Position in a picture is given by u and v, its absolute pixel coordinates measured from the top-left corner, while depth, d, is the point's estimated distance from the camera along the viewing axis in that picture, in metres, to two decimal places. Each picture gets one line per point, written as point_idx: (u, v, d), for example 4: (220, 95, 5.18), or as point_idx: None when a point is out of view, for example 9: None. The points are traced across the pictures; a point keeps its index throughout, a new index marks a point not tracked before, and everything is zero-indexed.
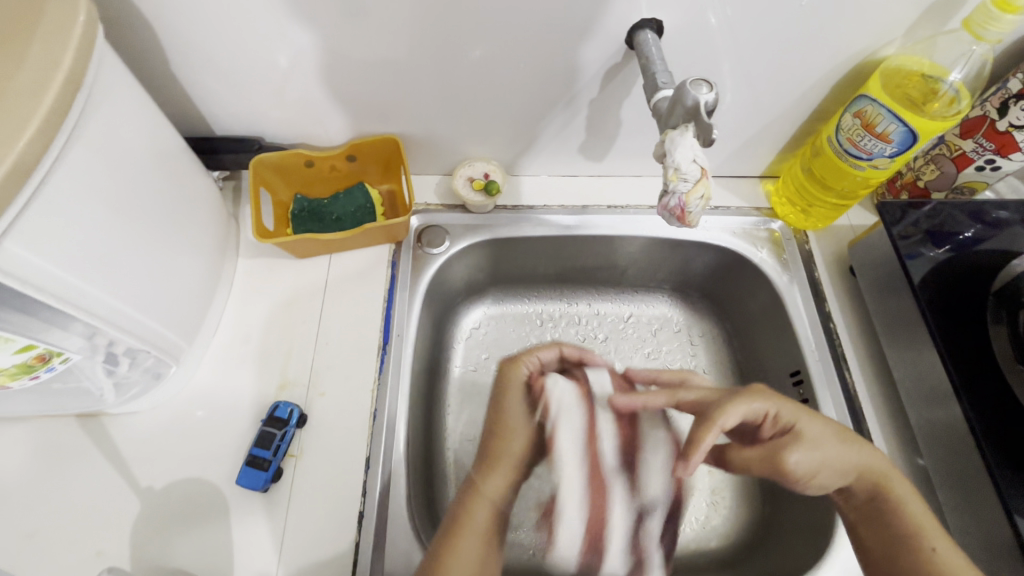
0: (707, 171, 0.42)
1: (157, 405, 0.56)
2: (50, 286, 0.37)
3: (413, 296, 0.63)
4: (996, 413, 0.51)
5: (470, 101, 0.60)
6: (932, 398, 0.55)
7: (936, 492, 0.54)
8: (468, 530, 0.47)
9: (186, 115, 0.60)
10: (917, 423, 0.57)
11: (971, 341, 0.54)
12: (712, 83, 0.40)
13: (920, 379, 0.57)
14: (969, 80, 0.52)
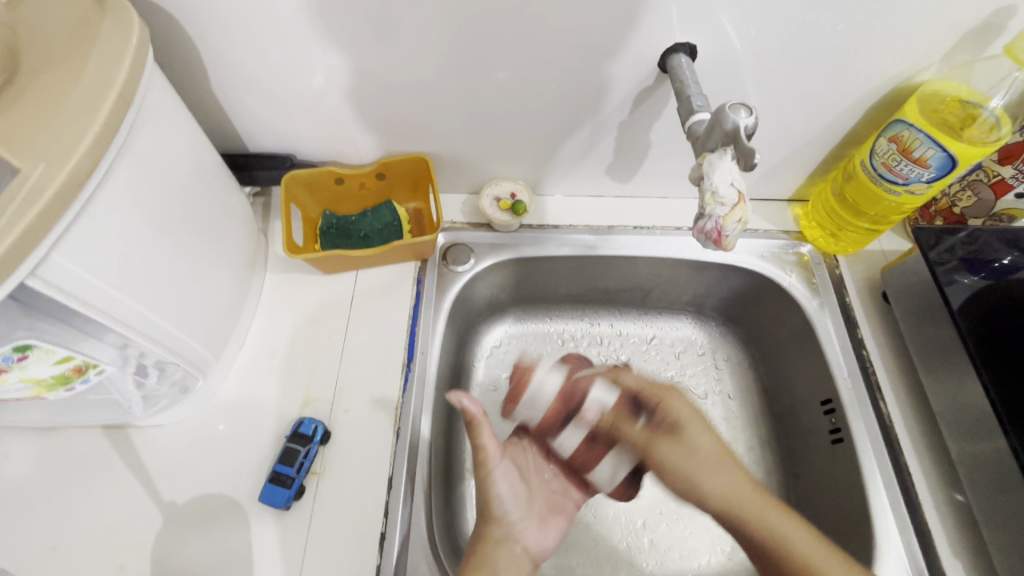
0: (744, 196, 0.41)
1: (183, 417, 0.56)
2: (91, 297, 0.38)
3: (438, 314, 0.63)
4: None
5: (500, 122, 0.60)
6: (975, 431, 0.53)
7: (981, 531, 0.52)
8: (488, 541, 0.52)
9: (222, 132, 0.61)
10: (960, 457, 0.54)
11: (1016, 372, 0.52)
12: (751, 107, 0.39)
13: (961, 411, 0.55)
14: (1009, 106, 0.51)
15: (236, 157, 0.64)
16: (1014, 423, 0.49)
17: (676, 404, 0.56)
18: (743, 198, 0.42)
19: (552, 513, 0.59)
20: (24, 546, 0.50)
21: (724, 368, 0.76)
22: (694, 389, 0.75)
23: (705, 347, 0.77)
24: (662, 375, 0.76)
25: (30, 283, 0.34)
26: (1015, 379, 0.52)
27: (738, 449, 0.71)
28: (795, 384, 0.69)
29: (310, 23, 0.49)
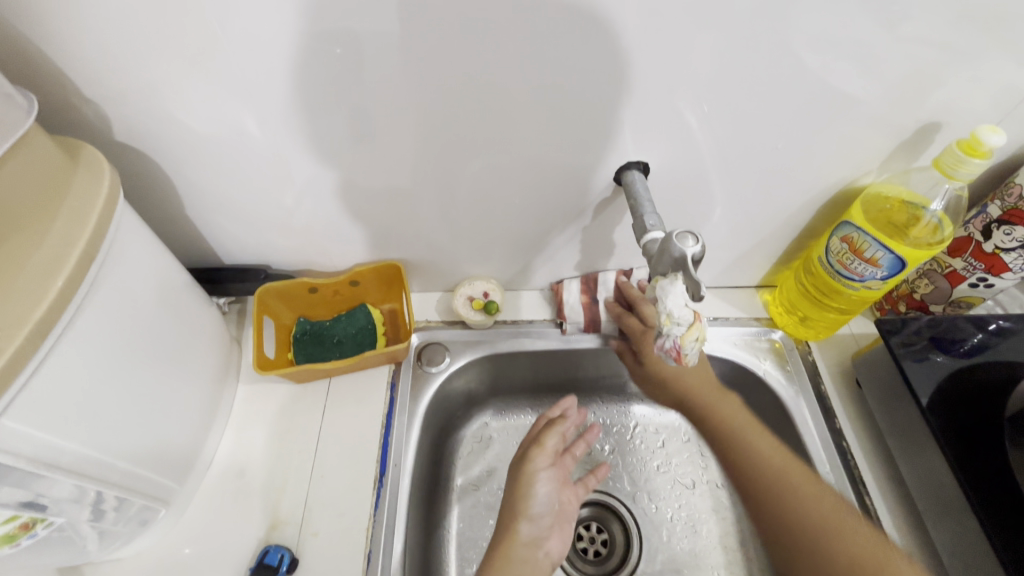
0: (699, 315, 0.45)
1: (142, 549, 0.53)
2: (38, 451, 0.38)
3: (412, 420, 0.62)
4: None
5: (469, 227, 0.63)
6: (959, 528, 0.52)
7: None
8: (515, 539, 0.55)
9: (198, 248, 0.62)
10: (949, 555, 0.53)
11: (991, 464, 0.52)
12: (697, 234, 0.41)
13: (941, 505, 0.54)
14: (949, 210, 0.54)
15: (210, 269, 0.65)
16: (988, 517, 0.49)
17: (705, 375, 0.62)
18: (698, 316, 0.45)
19: (566, 523, 0.61)
20: None
21: (709, 455, 0.75)
22: (680, 478, 0.74)
23: (689, 433, 0.77)
24: (647, 466, 0.75)
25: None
26: (990, 470, 0.52)
27: (729, 544, 0.69)
28: None
29: (281, 156, 0.51)
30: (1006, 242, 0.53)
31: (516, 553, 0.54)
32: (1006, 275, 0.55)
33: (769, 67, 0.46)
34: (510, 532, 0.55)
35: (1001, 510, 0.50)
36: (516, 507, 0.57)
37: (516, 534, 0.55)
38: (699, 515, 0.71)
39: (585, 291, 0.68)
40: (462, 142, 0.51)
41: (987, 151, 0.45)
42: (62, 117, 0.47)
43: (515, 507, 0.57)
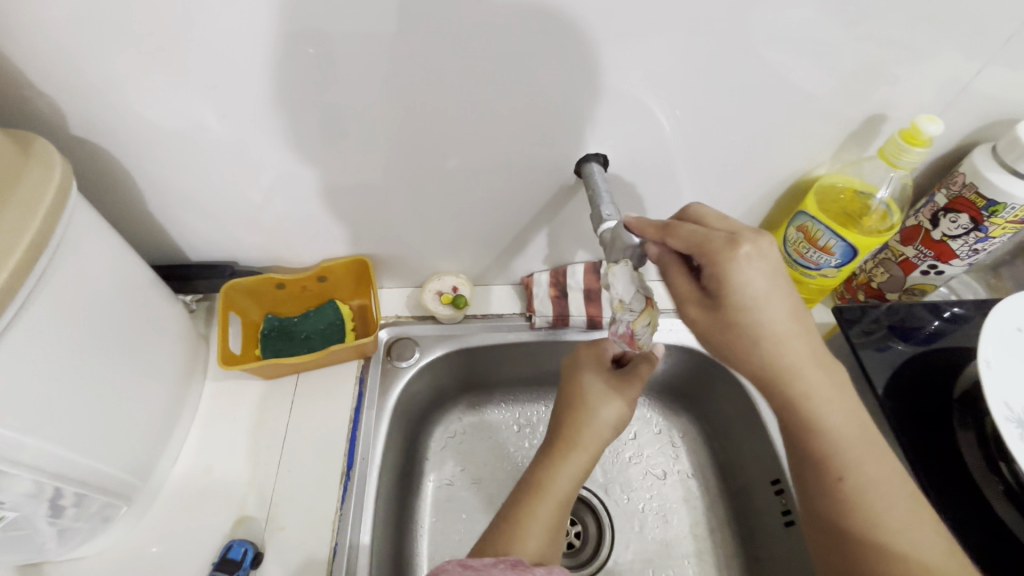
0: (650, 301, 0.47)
1: (105, 547, 0.53)
2: None
3: (380, 414, 0.62)
4: (976, 527, 0.50)
5: (435, 222, 0.63)
6: None
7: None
8: (548, 493, 0.52)
9: (164, 245, 0.62)
10: None
11: (943, 447, 0.53)
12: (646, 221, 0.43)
13: None
14: (896, 196, 0.56)
15: (176, 267, 0.64)
16: (937, 496, 0.51)
17: (801, 342, 0.40)
18: (649, 300, 0.48)
19: None
20: None
21: (680, 446, 0.76)
22: (652, 469, 0.74)
23: (661, 424, 0.77)
24: (619, 458, 0.75)
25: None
26: (941, 450, 0.53)
27: (699, 532, 0.70)
28: (745, 461, 0.69)
29: (243, 151, 0.52)
30: (952, 229, 0.54)
31: (585, 461, 0.54)
32: (955, 262, 0.57)
33: (720, 62, 0.47)
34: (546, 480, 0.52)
35: (953, 491, 0.51)
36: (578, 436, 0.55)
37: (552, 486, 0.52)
38: (670, 505, 0.72)
39: (554, 284, 0.69)
40: (423, 138, 0.52)
41: (927, 139, 0.46)
42: (17, 112, 0.47)
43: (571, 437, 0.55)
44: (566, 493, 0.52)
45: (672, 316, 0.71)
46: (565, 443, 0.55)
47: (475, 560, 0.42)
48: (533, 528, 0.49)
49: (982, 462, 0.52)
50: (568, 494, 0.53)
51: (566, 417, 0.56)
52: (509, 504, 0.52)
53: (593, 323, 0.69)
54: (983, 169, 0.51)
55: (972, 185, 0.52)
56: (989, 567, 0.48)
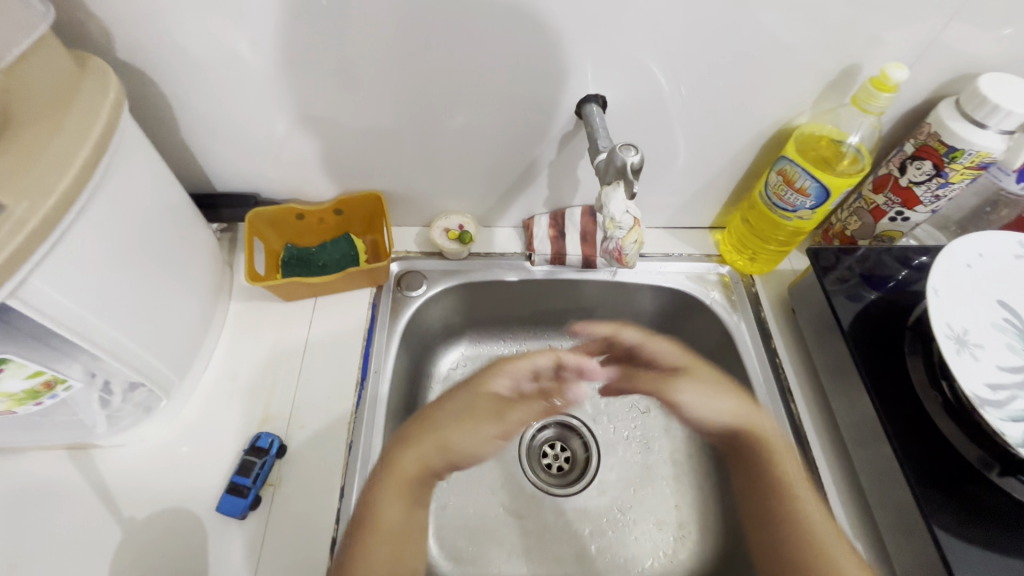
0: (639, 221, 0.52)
1: (144, 438, 0.58)
2: (57, 313, 0.43)
3: (391, 336, 0.68)
4: (917, 439, 0.56)
5: (444, 161, 0.68)
6: (868, 434, 0.59)
7: (875, 520, 0.58)
8: (377, 538, 0.51)
9: (193, 174, 0.67)
10: (860, 458, 0.60)
11: (897, 373, 0.59)
12: (638, 146, 0.47)
13: (857, 415, 0.60)
14: (867, 140, 0.60)
15: (203, 196, 0.69)
16: (889, 416, 0.57)
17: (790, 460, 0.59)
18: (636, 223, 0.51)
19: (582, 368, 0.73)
20: None
21: (664, 382, 0.82)
22: (637, 401, 0.82)
23: None
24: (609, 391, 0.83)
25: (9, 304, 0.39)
26: (895, 376, 0.59)
27: (676, 458, 0.78)
28: None
29: (272, 80, 0.56)
30: (917, 176, 0.60)
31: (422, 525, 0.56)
32: (919, 209, 0.63)
33: (713, 10, 0.51)
34: (376, 505, 0.53)
35: (902, 411, 0.57)
36: (430, 429, 0.58)
37: (383, 509, 0.53)
38: (652, 434, 0.80)
39: (553, 225, 0.74)
40: (439, 74, 0.56)
41: (894, 85, 0.51)
42: (66, 33, 0.51)
43: (405, 439, 0.58)
44: (390, 519, 0.53)
45: (662, 259, 0.77)
46: (398, 461, 0.56)
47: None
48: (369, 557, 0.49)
49: (926, 378, 0.58)
50: (401, 516, 0.53)
51: (409, 432, 0.59)
52: (349, 557, 0.50)
53: (588, 263, 0.74)
54: (947, 118, 0.56)
55: (935, 134, 0.57)
56: (928, 475, 0.54)
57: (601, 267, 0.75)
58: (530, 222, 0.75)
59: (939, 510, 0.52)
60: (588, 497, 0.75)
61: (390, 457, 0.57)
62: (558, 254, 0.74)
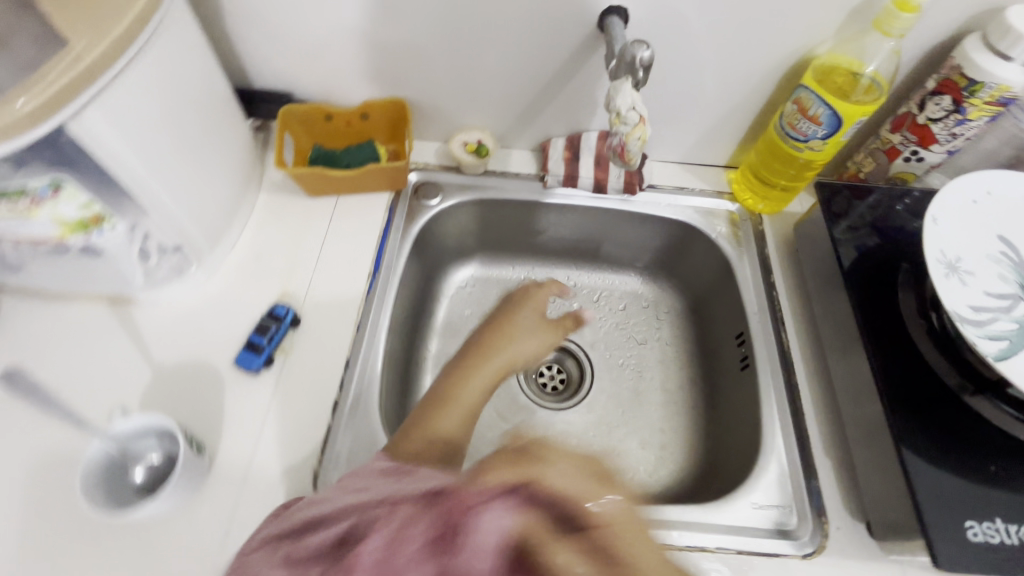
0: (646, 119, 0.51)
1: (174, 299, 0.64)
2: (103, 149, 0.48)
3: (405, 238, 0.72)
4: (895, 371, 0.54)
5: (468, 71, 0.70)
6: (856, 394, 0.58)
7: (851, 448, 0.58)
8: (454, 402, 0.59)
9: (234, 67, 0.71)
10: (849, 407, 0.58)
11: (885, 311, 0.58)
12: (650, 43, 0.48)
13: (850, 378, 0.59)
14: (883, 70, 0.59)
15: (241, 90, 0.73)
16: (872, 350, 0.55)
17: None
18: (643, 122, 0.50)
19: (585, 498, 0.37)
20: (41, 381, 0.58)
21: (665, 318, 0.85)
22: (636, 334, 0.85)
23: (650, 299, 0.87)
24: (609, 323, 0.86)
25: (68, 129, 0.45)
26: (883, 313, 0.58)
27: (670, 387, 0.80)
28: (718, 325, 0.76)
29: None
30: (935, 112, 0.59)
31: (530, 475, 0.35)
32: (934, 148, 0.63)
33: None
34: (453, 394, 0.60)
35: (884, 345, 0.55)
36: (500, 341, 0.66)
37: (459, 397, 0.60)
38: (647, 363, 0.82)
39: (569, 148, 0.76)
40: None
41: (916, 5, 0.51)
42: None
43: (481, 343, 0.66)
44: (471, 405, 0.60)
45: (673, 193, 0.78)
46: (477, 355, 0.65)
47: (385, 463, 0.45)
48: (449, 412, 0.58)
49: (916, 311, 0.57)
50: (478, 404, 0.61)
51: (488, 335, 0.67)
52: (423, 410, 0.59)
53: (600, 189, 0.76)
54: (972, 51, 0.55)
55: (957, 68, 0.56)
56: (905, 408, 0.52)
57: (612, 194, 0.77)
58: (545, 144, 0.77)
59: (911, 434, 0.50)
60: (577, 413, 0.80)
61: (456, 363, 0.64)
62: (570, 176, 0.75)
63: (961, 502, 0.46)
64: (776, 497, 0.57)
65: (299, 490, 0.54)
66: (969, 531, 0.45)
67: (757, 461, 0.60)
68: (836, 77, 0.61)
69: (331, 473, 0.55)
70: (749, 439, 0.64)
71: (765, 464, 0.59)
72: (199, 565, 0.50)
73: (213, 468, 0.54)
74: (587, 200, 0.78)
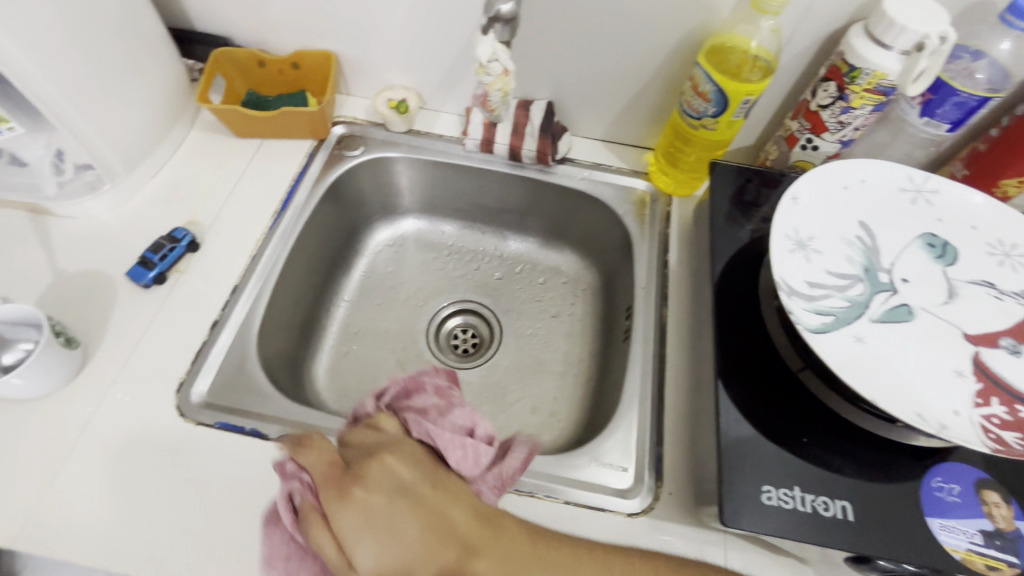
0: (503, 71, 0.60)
1: (89, 215, 0.68)
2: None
3: (318, 184, 0.75)
4: (736, 353, 0.55)
5: (389, 29, 0.73)
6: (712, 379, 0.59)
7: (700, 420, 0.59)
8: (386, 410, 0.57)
9: (176, 9, 0.76)
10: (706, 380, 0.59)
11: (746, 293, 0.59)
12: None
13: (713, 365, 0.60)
14: (770, 48, 0.60)
15: (184, 32, 0.78)
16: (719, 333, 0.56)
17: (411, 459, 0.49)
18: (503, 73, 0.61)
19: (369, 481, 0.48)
20: None
21: (580, 294, 0.85)
22: (550, 308, 0.84)
23: (569, 275, 0.86)
24: (526, 294, 0.86)
25: None
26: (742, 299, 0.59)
27: (571, 357, 0.80)
28: (618, 300, 0.77)
29: None
30: (824, 98, 0.59)
31: (413, 547, 0.43)
32: (827, 136, 0.62)
33: None
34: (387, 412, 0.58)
35: (733, 328, 0.57)
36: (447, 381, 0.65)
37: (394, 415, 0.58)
38: (554, 336, 0.82)
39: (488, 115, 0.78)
40: None
41: None
42: None
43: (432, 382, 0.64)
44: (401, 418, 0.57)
45: (589, 168, 0.79)
46: None
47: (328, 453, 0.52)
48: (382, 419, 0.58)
49: (771, 290, 0.57)
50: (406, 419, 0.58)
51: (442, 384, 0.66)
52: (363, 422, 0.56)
53: (514, 156, 0.78)
54: (853, 37, 0.55)
55: (842, 54, 0.56)
56: (738, 389, 0.53)
57: (528, 163, 0.79)
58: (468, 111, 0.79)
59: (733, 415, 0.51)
60: (476, 374, 0.79)
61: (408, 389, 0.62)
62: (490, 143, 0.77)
63: (762, 469, 0.49)
64: (619, 460, 0.58)
65: (162, 393, 0.58)
66: (763, 494, 0.47)
67: (610, 425, 0.61)
68: (726, 53, 0.62)
69: (196, 382, 0.59)
70: (612, 406, 0.65)
71: (616, 428, 0.60)
72: (57, 447, 0.55)
73: (89, 363, 0.59)
74: (504, 167, 0.79)
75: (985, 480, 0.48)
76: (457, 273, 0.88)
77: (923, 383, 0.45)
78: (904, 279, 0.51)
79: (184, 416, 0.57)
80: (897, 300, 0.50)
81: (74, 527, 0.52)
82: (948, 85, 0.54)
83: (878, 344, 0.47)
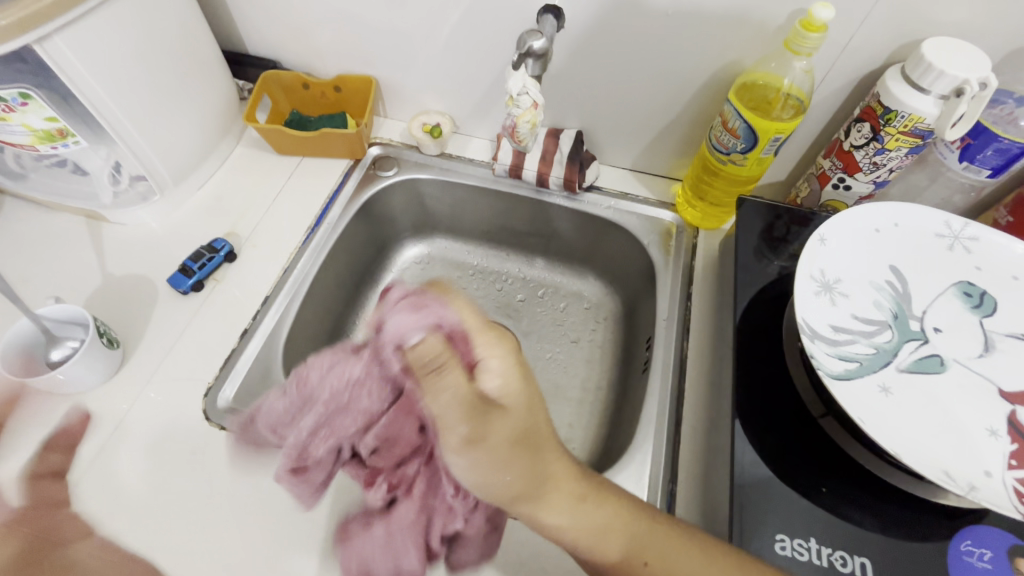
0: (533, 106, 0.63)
1: (138, 223, 0.73)
2: (71, 73, 0.56)
3: (352, 201, 0.78)
4: (755, 395, 0.54)
5: (426, 58, 0.75)
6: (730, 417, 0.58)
7: (716, 460, 0.57)
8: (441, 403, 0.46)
9: (233, 35, 0.81)
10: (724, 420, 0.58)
11: (768, 332, 0.58)
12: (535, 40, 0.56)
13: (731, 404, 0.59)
14: (800, 88, 0.60)
15: (238, 55, 0.83)
16: (738, 371, 0.55)
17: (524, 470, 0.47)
18: (534, 108, 0.64)
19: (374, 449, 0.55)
20: (16, 271, 0.68)
21: (602, 320, 0.84)
22: (571, 333, 0.84)
23: (592, 301, 0.86)
24: (547, 318, 0.86)
25: (36, 50, 0.53)
26: (765, 339, 0.58)
27: (589, 384, 0.79)
28: (640, 330, 0.77)
29: None
30: (857, 139, 0.58)
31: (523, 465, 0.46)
32: (860, 177, 0.61)
33: None
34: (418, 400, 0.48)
35: (752, 367, 0.56)
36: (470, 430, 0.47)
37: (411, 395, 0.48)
38: (573, 361, 0.82)
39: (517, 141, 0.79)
40: None
41: (822, 25, 0.52)
42: None
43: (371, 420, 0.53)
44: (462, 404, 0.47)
45: (616, 197, 0.80)
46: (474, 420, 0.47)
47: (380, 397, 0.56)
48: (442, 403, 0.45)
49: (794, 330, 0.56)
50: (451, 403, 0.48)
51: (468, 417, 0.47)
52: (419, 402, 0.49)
53: (542, 182, 0.79)
54: (890, 80, 0.54)
55: (877, 95, 0.55)
56: (755, 430, 0.52)
57: (555, 190, 0.80)
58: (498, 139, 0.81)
59: (750, 459, 0.50)
60: None
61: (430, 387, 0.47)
62: (518, 168, 0.79)
63: (777, 517, 0.47)
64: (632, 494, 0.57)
65: (191, 396, 0.61)
66: (776, 543, 0.46)
67: (624, 459, 0.60)
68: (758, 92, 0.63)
69: (222, 388, 0.62)
70: (627, 438, 0.64)
71: (629, 462, 0.59)
72: (90, 442, 0.58)
73: (127, 363, 0.63)
74: (531, 193, 0.81)
75: (1020, 547, 0.45)
76: (479, 293, 0.89)
77: (951, 440, 0.44)
78: (936, 328, 0.50)
79: (209, 419, 0.60)
80: (927, 349, 0.48)
81: (100, 519, 0.54)
82: (989, 130, 0.53)
83: (904, 395, 0.46)
